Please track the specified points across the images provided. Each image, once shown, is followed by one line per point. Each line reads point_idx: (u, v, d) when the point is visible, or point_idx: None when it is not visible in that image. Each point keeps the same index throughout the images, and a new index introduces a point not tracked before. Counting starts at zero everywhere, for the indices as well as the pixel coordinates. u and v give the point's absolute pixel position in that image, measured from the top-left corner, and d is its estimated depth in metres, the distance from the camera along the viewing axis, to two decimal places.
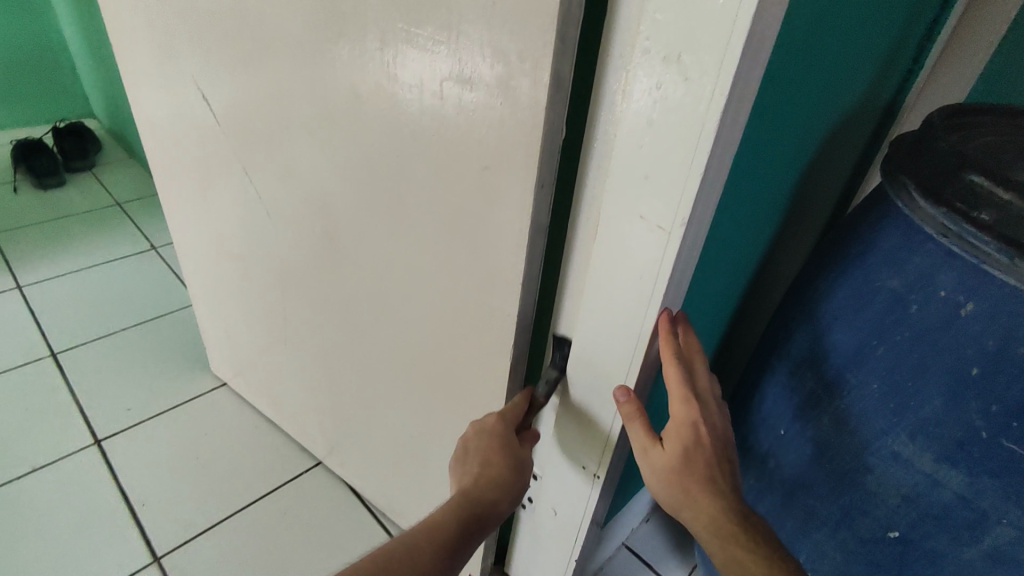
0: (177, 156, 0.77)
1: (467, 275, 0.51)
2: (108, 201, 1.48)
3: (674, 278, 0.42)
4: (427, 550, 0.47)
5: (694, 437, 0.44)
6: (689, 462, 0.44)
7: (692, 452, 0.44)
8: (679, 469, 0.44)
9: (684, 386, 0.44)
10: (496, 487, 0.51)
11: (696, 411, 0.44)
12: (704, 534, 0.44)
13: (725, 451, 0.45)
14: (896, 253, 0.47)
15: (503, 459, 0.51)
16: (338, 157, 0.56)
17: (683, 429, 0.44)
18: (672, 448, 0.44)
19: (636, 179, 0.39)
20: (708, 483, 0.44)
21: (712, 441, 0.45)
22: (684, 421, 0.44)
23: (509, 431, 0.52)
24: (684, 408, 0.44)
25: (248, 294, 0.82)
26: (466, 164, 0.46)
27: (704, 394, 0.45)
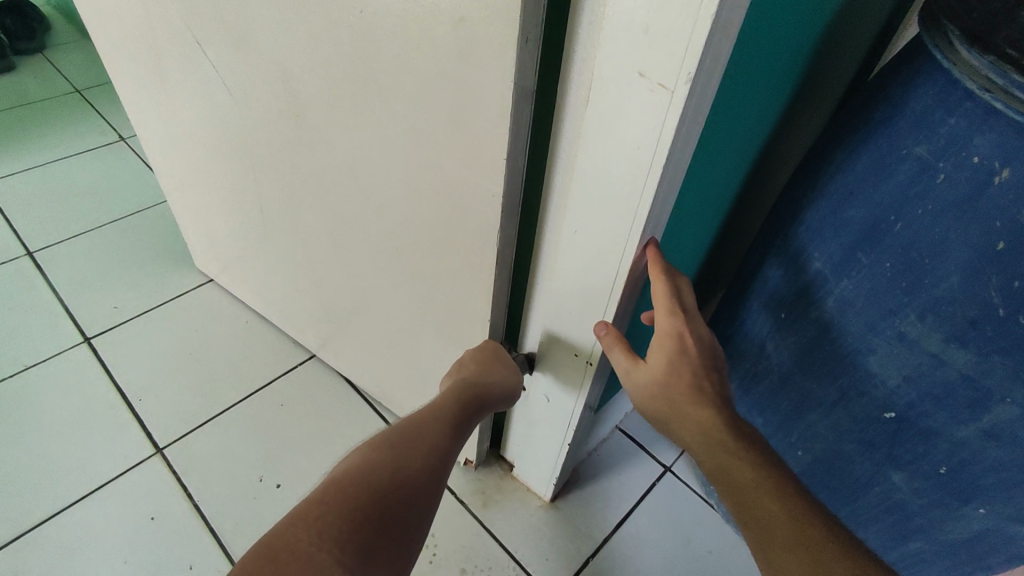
0: (120, 28, 0.69)
1: (449, 152, 0.47)
2: (67, 88, 1.39)
3: (675, 145, 0.37)
4: (428, 432, 0.54)
5: (680, 349, 0.46)
6: (673, 372, 0.46)
7: (677, 363, 0.46)
8: (665, 380, 0.46)
9: (669, 300, 0.45)
10: (489, 377, 0.57)
11: (681, 323, 0.46)
12: (694, 441, 0.46)
13: (711, 361, 0.47)
14: (929, 115, 0.41)
15: (499, 361, 0.58)
16: (294, 18, 0.50)
17: (668, 340, 0.46)
18: (657, 364, 0.47)
19: (635, 27, 0.34)
20: (693, 392, 0.46)
21: (698, 352, 0.46)
22: (668, 332, 0.46)
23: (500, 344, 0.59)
24: (669, 320, 0.46)
25: (222, 184, 0.78)
26: (437, 18, 0.39)
27: (691, 310, 0.47)
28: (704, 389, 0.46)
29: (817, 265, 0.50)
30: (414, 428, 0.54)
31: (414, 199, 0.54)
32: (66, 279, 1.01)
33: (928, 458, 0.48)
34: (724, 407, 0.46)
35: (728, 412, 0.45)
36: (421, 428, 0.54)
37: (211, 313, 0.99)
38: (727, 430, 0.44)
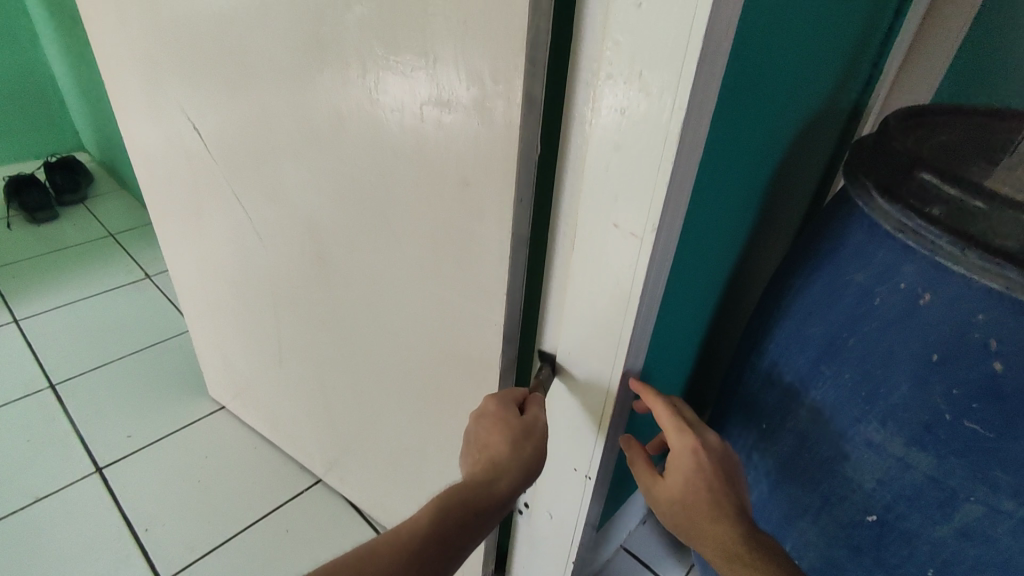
0: (170, 186, 0.79)
1: (455, 288, 0.54)
2: (101, 231, 1.51)
3: (648, 279, 0.44)
4: (389, 554, 0.43)
5: (694, 463, 0.49)
6: (692, 488, 0.48)
7: (694, 478, 0.48)
8: (687, 492, 0.48)
9: (676, 420, 0.50)
10: (491, 468, 0.47)
11: (691, 437, 0.50)
12: (716, 557, 0.47)
13: (725, 469, 0.50)
14: (863, 248, 0.49)
15: (501, 437, 0.48)
16: (326, 179, 0.59)
17: (683, 457, 0.49)
18: (673, 482, 0.49)
19: (608, 186, 0.42)
20: (714, 501, 0.48)
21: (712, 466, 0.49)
22: (682, 449, 0.49)
23: (507, 408, 0.49)
24: (679, 438, 0.50)
25: (244, 317, 0.85)
26: (448, 182, 0.48)
27: (697, 424, 0.52)
28: (726, 496, 0.48)
29: (788, 378, 0.55)
30: (371, 550, 0.43)
31: (423, 326, 0.60)
32: (83, 411, 1.04)
33: (914, 561, 0.50)
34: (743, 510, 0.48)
35: (745, 520, 0.47)
36: (380, 546, 0.43)
37: (220, 440, 1.02)
38: (748, 537, 0.46)
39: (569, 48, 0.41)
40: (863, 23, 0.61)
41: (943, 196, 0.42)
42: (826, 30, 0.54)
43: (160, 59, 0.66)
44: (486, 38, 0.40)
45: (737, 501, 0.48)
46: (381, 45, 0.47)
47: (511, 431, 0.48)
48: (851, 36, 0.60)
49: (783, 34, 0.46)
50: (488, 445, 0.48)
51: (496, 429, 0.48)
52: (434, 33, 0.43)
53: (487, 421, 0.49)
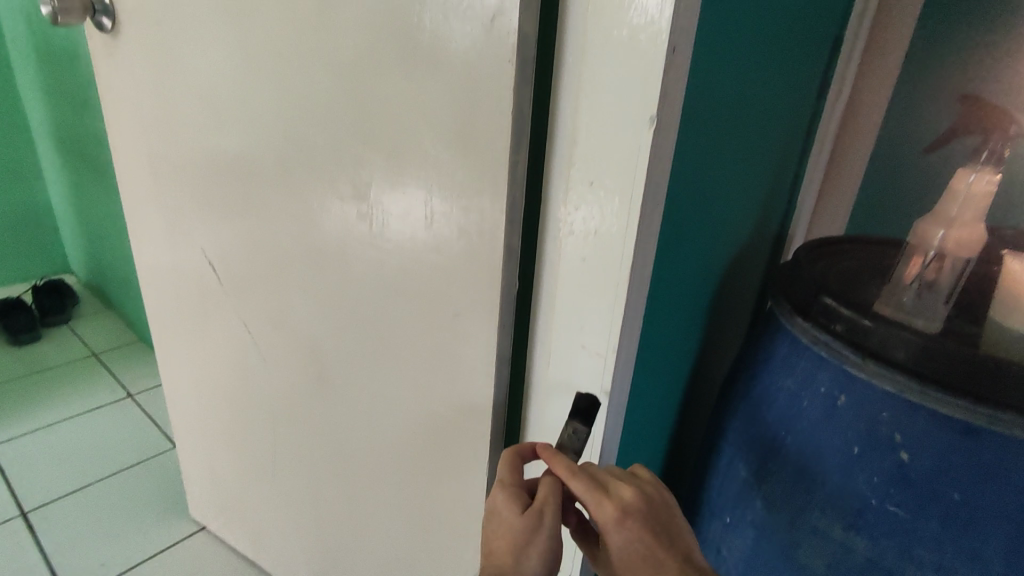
0: (177, 311, 0.86)
1: (444, 403, 0.60)
2: (84, 351, 1.54)
3: (613, 394, 0.52)
4: None
5: (618, 541, 0.44)
6: (629, 564, 0.44)
7: (627, 555, 0.44)
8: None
9: (584, 499, 0.45)
10: None
11: (605, 516, 0.44)
12: None
13: (658, 525, 0.44)
14: (790, 358, 0.59)
15: (501, 549, 0.46)
16: (327, 309, 0.66)
17: (608, 536, 0.44)
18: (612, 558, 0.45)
19: (576, 316, 0.51)
20: (657, 569, 0.44)
21: (638, 536, 0.44)
22: (602, 530, 0.44)
23: (512, 508, 0.46)
24: (597, 519, 0.44)
25: (238, 433, 0.88)
26: (440, 313, 0.56)
27: (612, 483, 0.45)
28: (667, 561, 0.44)
29: (742, 474, 0.62)
30: None
31: (417, 440, 0.65)
32: (56, 538, 1.03)
33: None
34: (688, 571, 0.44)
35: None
36: None
37: (200, 562, 1.01)
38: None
39: (539, 208, 0.51)
40: (775, 171, 0.75)
41: (842, 315, 0.53)
42: (744, 181, 0.67)
43: (180, 204, 0.75)
44: (473, 202, 0.50)
45: (680, 562, 0.44)
46: (380, 182, 0.54)
47: (511, 540, 0.45)
48: (766, 182, 0.73)
49: (708, 190, 0.58)
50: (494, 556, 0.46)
51: (502, 539, 0.46)
52: (430, 195, 0.52)
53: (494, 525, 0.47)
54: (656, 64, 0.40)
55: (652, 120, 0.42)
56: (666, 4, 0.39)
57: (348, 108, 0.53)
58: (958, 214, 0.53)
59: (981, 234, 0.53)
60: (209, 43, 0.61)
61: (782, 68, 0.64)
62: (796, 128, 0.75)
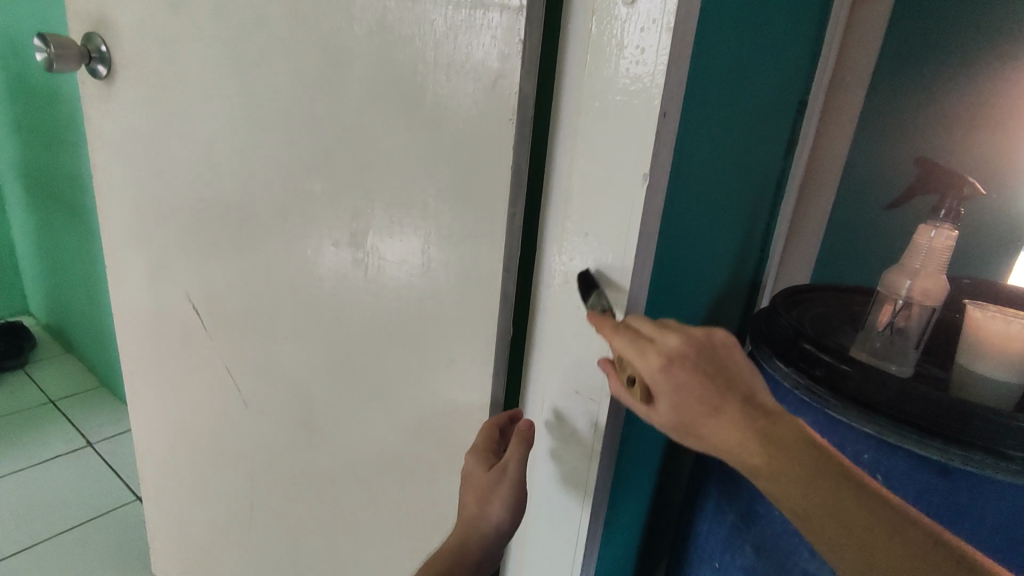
0: (154, 355, 0.84)
1: (434, 451, 0.59)
2: (39, 398, 1.56)
3: (605, 440, 0.52)
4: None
5: (670, 382, 0.40)
6: (685, 409, 0.40)
7: (681, 400, 0.40)
8: (679, 416, 0.40)
9: (628, 344, 0.41)
10: (461, 532, 0.51)
11: (652, 355, 0.40)
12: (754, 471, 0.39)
13: (710, 368, 0.40)
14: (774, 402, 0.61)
15: (474, 503, 0.51)
16: (316, 355, 0.66)
17: (658, 383, 0.40)
18: (664, 410, 0.41)
19: (569, 362, 0.52)
20: (718, 408, 0.39)
21: (692, 372, 0.39)
22: (650, 376, 0.40)
23: (482, 466, 0.51)
24: (643, 363, 0.41)
25: (213, 483, 0.86)
26: (433, 358, 0.55)
27: (657, 332, 0.41)
28: (723, 403, 0.39)
29: (731, 517, 0.64)
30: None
31: (406, 493, 0.63)
32: None
33: None
34: (755, 414, 0.39)
35: (756, 425, 0.39)
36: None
37: None
38: (763, 447, 0.38)
39: (535, 256, 0.52)
40: (749, 220, 0.79)
41: (822, 360, 0.56)
42: (723, 229, 0.70)
43: (164, 248, 0.75)
44: (469, 249, 0.50)
45: (741, 403, 0.39)
46: (374, 230, 0.56)
47: (480, 492, 0.50)
48: (742, 231, 0.77)
49: (693, 239, 0.61)
50: (463, 506, 0.52)
51: (471, 493, 0.51)
52: (428, 241, 0.53)
53: (468, 481, 0.52)
54: (650, 126, 0.43)
55: (643, 179, 0.44)
56: (659, 73, 0.42)
57: (349, 159, 0.55)
58: (922, 267, 0.56)
59: (945, 287, 0.55)
60: (209, 94, 0.62)
61: (754, 128, 0.69)
62: (766, 181, 0.80)
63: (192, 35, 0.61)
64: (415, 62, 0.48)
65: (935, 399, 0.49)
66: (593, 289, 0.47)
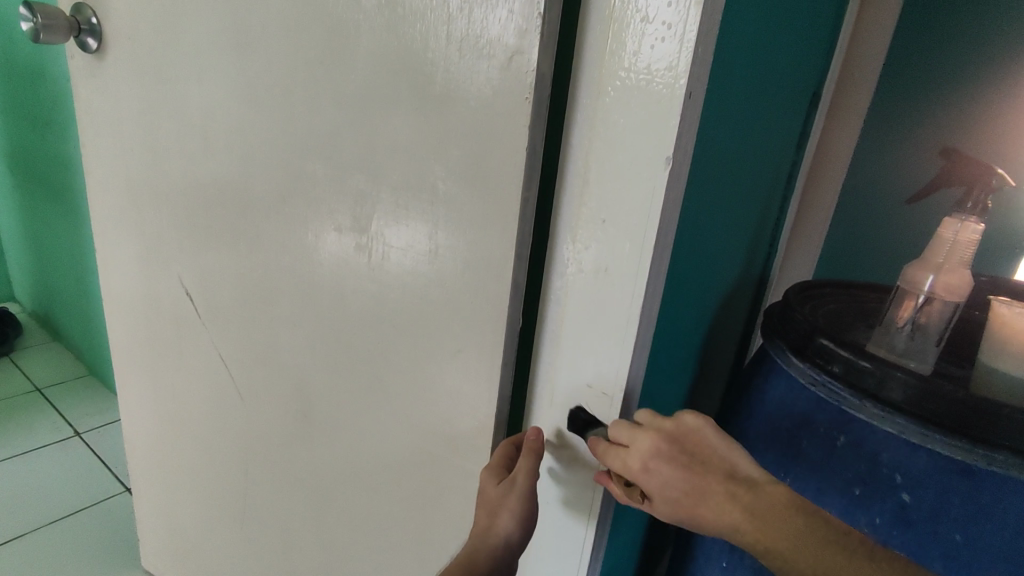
0: (145, 344, 0.82)
1: (436, 446, 0.57)
2: (25, 386, 1.52)
3: None
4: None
5: (651, 478, 0.43)
6: (675, 501, 0.42)
7: (666, 492, 0.42)
8: (671, 508, 0.43)
9: (610, 455, 0.44)
10: (472, 544, 0.49)
11: (631, 459, 0.43)
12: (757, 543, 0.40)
13: (684, 457, 0.43)
14: (788, 399, 0.59)
15: (484, 514, 0.49)
16: (315, 345, 0.63)
17: (642, 481, 0.43)
18: (659, 504, 0.43)
19: (582, 356, 0.50)
20: (702, 493, 0.42)
21: (668, 467, 0.43)
22: (634, 474, 0.43)
23: (492, 478, 0.50)
24: (627, 469, 0.43)
25: (205, 476, 0.83)
26: (439, 350, 0.53)
27: (630, 436, 0.44)
28: (706, 485, 0.42)
29: None
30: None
31: (406, 489, 0.61)
32: None
33: None
34: (737, 488, 0.41)
35: (743, 500, 0.41)
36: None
37: None
38: (750, 522, 0.40)
39: (547, 243, 0.50)
40: (760, 212, 0.77)
41: (840, 356, 0.54)
42: (736, 220, 0.68)
43: (156, 232, 0.72)
44: (480, 235, 0.48)
45: (723, 481, 0.42)
46: (379, 215, 0.53)
47: (489, 502, 0.49)
48: (753, 223, 0.75)
49: (707, 230, 0.59)
50: (475, 519, 0.50)
51: (482, 505, 0.50)
52: (436, 227, 0.50)
53: (480, 494, 0.51)
54: (675, 108, 0.41)
55: (666, 161, 0.42)
56: (686, 49, 0.39)
57: (353, 140, 0.52)
58: (945, 260, 0.55)
59: (969, 282, 0.54)
60: (206, 70, 0.59)
61: (770, 117, 0.67)
62: (779, 172, 0.78)
63: (188, 7, 0.58)
64: (425, 36, 0.46)
65: (960, 398, 0.47)
66: (596, 426, 0.49)
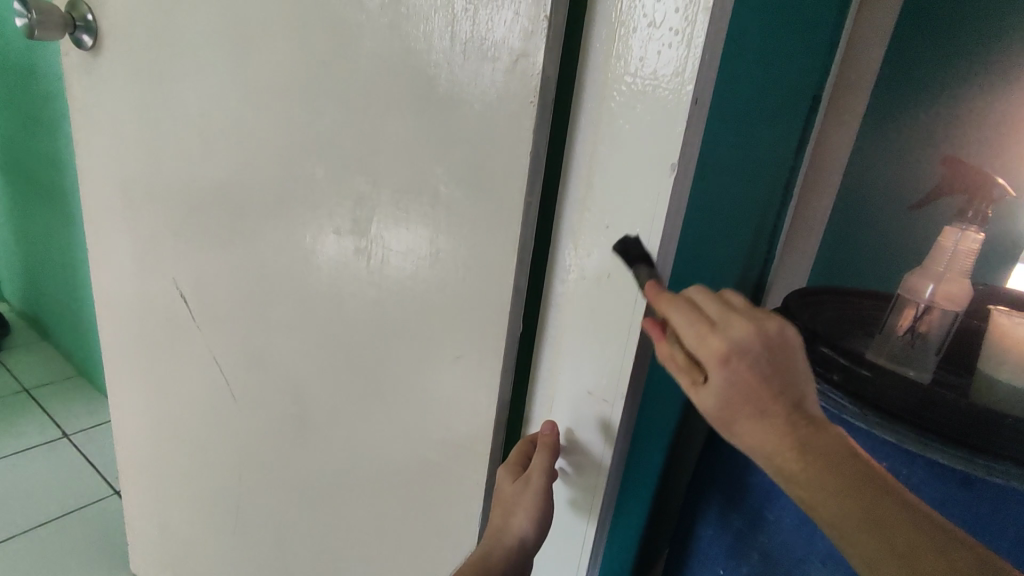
0: (137, 345, 0.80)
1: (435, 452, 0.56)
2: (13, 387, 1.50)
3: (618, 443, 0.50)
4: None
5: (727, 359, 0.34)
6: (732, 398, 0.35)
7: (729, 384, 0.35)
8: (719, 409, 0.36)
9: (686, 318, 0.36)
10: (489, 543, 0.49)
11: (706, 333, 0.35)
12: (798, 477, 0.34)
13: (769, 366, 0.34)
14: None
15: (499, 513, 0.50)
16: (311, 348, 0.62)
17: (711, 358, 0.35)
18: (711, 390, 0.35)
19: (582, 361, 0.49)
20: (767, 407, 0.34)
21: (753, 359, 0.34)
22: (705, 347, 0.35)
23: (508, 477, 0.50)
24: (698, 339, 0.35)
25: (197, 479, 0.82)
26: (438, 354, 0.53)
27: (721, 315, 0.36)
28: (774, 405, 0.35)
29: (738, 523, 0.62)
30: None
31: (403, 495, 0.61)
32: None
33: None
34: (803, 421, 0.35)
35: (803, 433, 0.34)
36: None
37: None
38: (804, 457, 0.34)
39: (548, 249, 0.50)
40: (759, 219, 0.77)
41: (840, 364, 0.54)
42: (735, 227, 0.68)
43: (151, 233, 0.71)
44: (482, 240, 0.47)
45: (791, 409, 0.35)
46: (378, 221, 0.53)
47: (504, 502, 0.50)
48: (752, 229, 0.75)
49: (708, 235, 0.59)
50: (491, 517, 0.51)
51: (498, 503, 0.50)
52: (437, 230, 0.50)
53: (496, 492, 0.51)
54: (680, 114, 0.40)
55: (671, 168, 0.41)
56: (693, 55, 0.39)
57: (355, 141, 0.51)
58: (946, 270, 0.55)
59: (969, 293, 0.55)
60: (204, 68, 0.59)
61: (771, 123, 0.67)
62: (777, 179, 0.78)
63: (187, 4, 0.58)
64: (429, 38, 0.45)
65: (959, 406, 0.48)
66: (641, 266, 0.42)
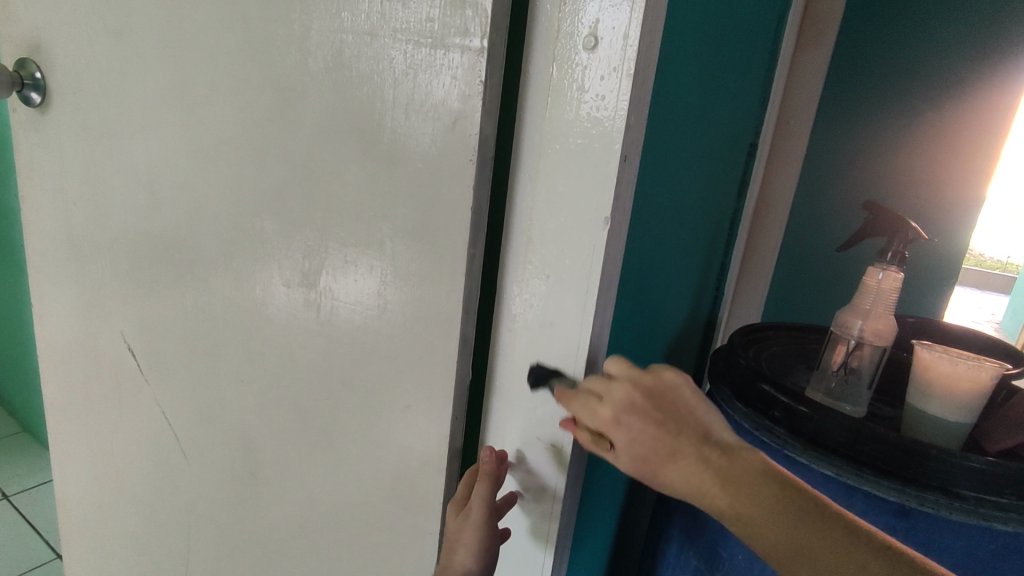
0: (82, 401, 0.78)
1: (387, 502, 0.56)
2: None
3: (568, 487, 0.50)
4: None
5: (622, 421, 0.40)
6: (641, 455, 0.39)
7: (636, 442, 0.39)
8: (638, 466, 0.39)
9: (579, 397, 0.42)
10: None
11: (600, 409, 0.40)
12: (722, 506, 0.37)
13: (658, 416, 0.39)
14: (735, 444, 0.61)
15: (444, 549, 0.50)
16: (261, 400, 0.62)
17: (612, 427, 0.40)
18: (622, 453, 0.40)
19: (530, 408, 0.50)
20: (671, 452, 0.39)
21: (644, 420, 0.39)
22: (603, 420, 0.40)
23: (452, 512, 0.50)
24: (596, 412, 0.41)
25: (143, 540, 0.79)
26: (388, 403, 0.53)
27: (606, 387, 0.41)
28: (679, 446, 0.39)
29: (695, 561, 0.62)
30: None
31: (355, 548, 0.59)
32: None
33: None
34: (710, 451, 0.39)
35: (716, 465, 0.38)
36: None
37: None
38: (723, 486, 0.37)
39: (495, 298, 0.51)
40: (705, 259, 0.80)
41: (780, 401, 0.56)
42: (680, 269, 0.71)
43: (98, 286, 0.70)
44: (429, 290, 0.48)
45: (698, 444, 0.39)
46: (326, 274, 0.54)
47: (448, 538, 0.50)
48: (698, 269, 0.78)
49: (651, 278, 0.61)
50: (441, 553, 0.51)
51: (445, 538, 0.51)
52: (384, 281, 0.51)
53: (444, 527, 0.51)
54: (611, 171, 0.43)
55: (603, 222, 0.43)
56: (619, 116, 0.42)
57: (303, 196, 0.53)
58: (871, 307, 0.58)
59: (894, 329, 0.57)
60: (153, 125, 0.59)
61: (709, 170, 0.71)
62: (720, 221, 0.82)
63: (136, 64, 0.59)
64: (373, 99, 0.47)
65: (890, 439, 0.50)
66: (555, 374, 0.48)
